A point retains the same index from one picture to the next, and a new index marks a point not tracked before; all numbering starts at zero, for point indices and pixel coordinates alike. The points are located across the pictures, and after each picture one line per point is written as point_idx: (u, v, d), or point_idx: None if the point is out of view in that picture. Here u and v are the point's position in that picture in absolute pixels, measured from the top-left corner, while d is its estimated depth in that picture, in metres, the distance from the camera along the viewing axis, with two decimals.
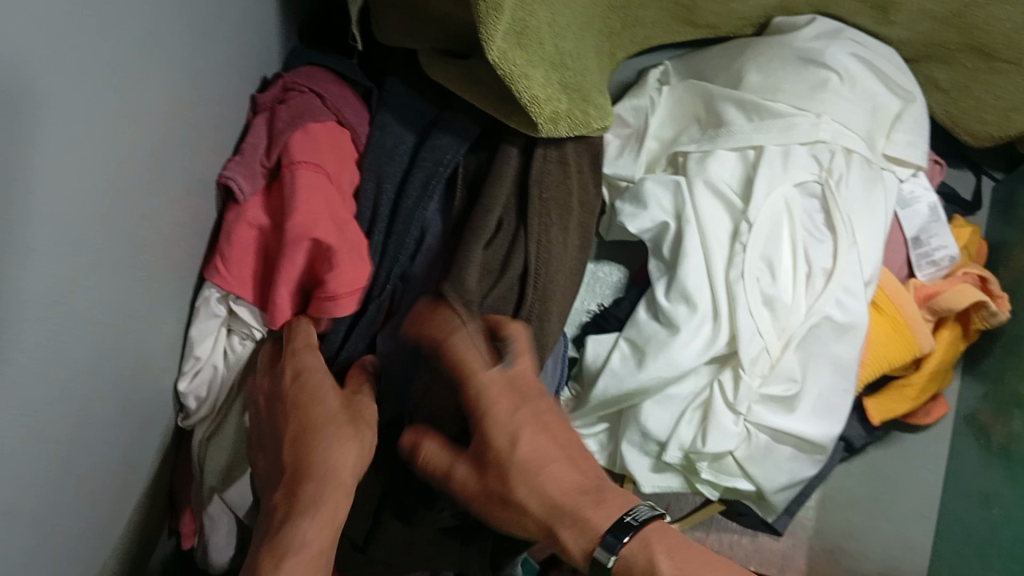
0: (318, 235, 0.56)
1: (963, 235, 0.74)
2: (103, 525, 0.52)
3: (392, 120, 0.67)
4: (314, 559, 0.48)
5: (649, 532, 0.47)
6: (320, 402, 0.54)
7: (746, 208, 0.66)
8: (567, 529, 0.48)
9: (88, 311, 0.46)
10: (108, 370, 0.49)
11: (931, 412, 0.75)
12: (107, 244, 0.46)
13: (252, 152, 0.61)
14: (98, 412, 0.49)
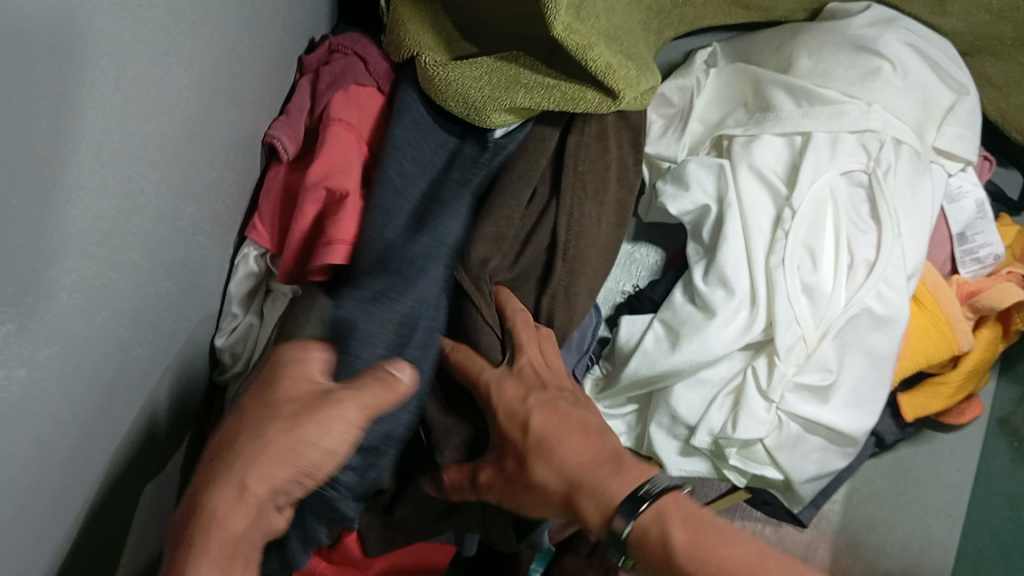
0: (330, 184, 0.59)
1: (1008, 234, 0.73)
2: (137, 474, 0.53)
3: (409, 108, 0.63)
4: None
5: (652, 515, 0.45)
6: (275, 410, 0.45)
7: (790, 194, 0.65)
8: (586, 499, 0.48)
9: (131, 258, 0.46)
10: (149, 318, 0.50)
11: (966, 412, 0.74)
12: (154, 193, 0.47)
13: (297, 114, 0.63)
14: (139, 359, 0.50)
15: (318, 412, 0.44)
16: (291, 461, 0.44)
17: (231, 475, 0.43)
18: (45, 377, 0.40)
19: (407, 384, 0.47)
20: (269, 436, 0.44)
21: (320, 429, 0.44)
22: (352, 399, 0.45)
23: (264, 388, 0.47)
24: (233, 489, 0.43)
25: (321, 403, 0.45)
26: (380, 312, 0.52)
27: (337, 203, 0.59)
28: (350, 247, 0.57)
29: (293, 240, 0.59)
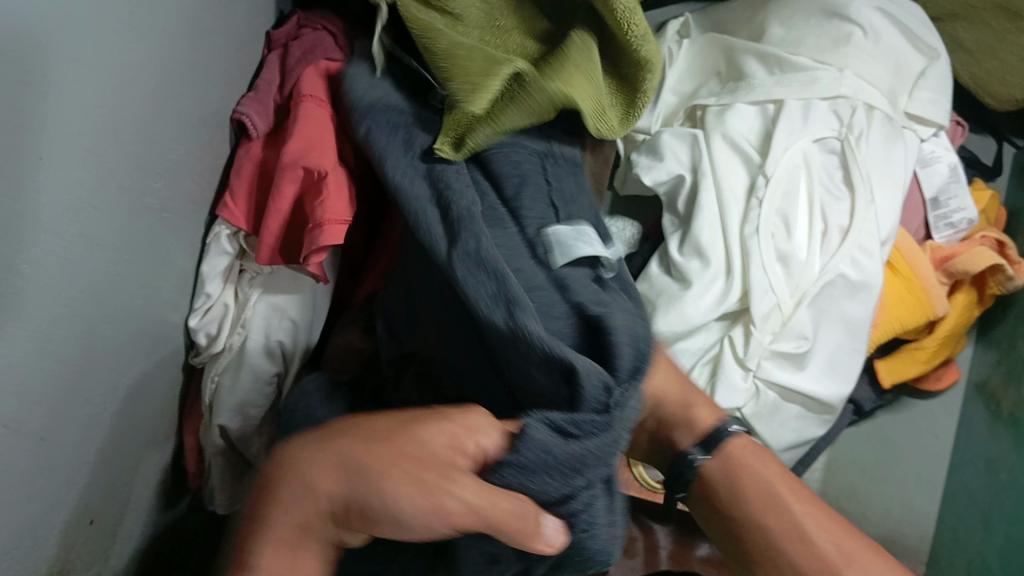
0: (308, 163, 0.58)
1: (981, 198, 0.73)
2: (106, 454, 0.52)
3: (372, 88, 0.54)
4: None
5: (736, 443, 0.51)
6: (416, 442, 0.36)
7: (763, 162, 0.65)
8: (696, 408, 0.52)
9: (97, 233, 0.45)
10: (116, 295, 0.49)
11: (943, 378, 0.74)
12: (121, 166, 0.46)
13: (266, 89, 0.62)
14: (106, 337, 0.49)
15: (430, 471, 0.35)
16: (361, 498, 0.34)
17: (318, 484, 0.34)
18: (7, 351, 0.39)
19: (548, 543, 0.36)
20: (375, 459, 0.35)
21: (412, 474, 0.34)
22: (467, 490, 0.34)
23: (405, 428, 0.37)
24: (305, 490, 0.34)
25: (438, 474, 0.34)
26: (571, 452, 0.38)
27: (315, 182, 0.59)
28: (343, 227, 0.58)
29: (273, 222, 0.59)
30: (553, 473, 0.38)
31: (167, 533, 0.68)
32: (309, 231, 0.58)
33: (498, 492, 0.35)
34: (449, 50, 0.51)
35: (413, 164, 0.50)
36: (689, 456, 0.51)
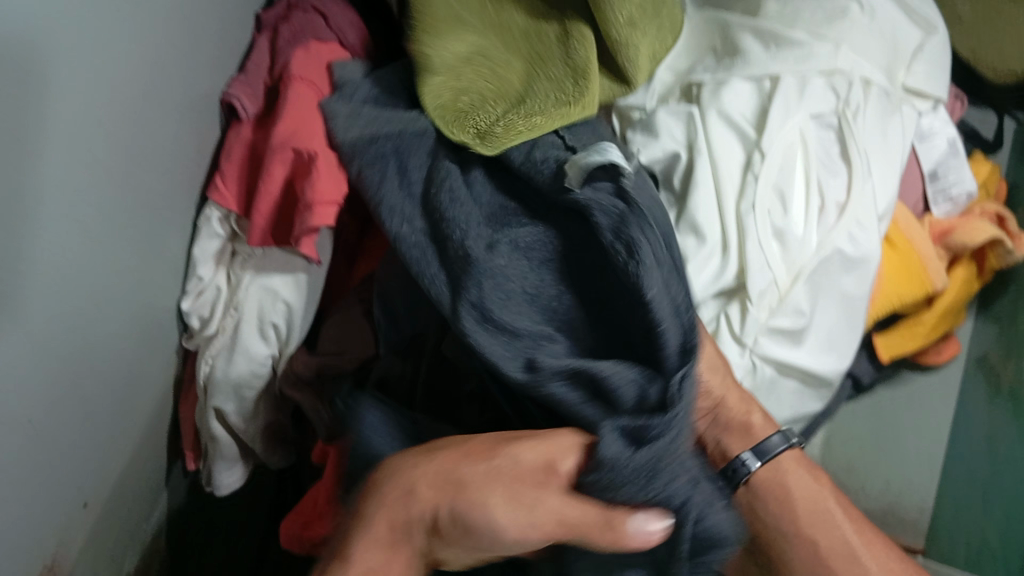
0: (297, 143, 0.59)
1: (981, 172, 0.73)
2: (75, 420, 0.53)
3: (367, 144, 0.59)
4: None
5: (788, 458, 0.55)
6: (516, 456, 0.45)
7: (759, 137, 0.65)
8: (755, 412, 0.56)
9: (49, 195, 0.45)
10: (76, 262, 0.49)
11: (943, 351, 0.75)
12: (78, 131, 0.46)
13: (256, 70, 0.63)
14: (67, 304, 0.49)
15: (519, 487, 0.43)
16: (457, 507, 0.44)
17: (417, 496, 0.45)
18: None
19: (630, 535, 0.41)
20: (465, 475, 0.45)
21: (500, 492, 0.43)
22: (552, 507, 0.42)
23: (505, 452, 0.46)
24: (407, 501, 0.45)
25: (534, 490, 0.43)
26: (641, 470, 0.42)
27: (305, 164, 0.59)
28: (333, 208, 0.58)
29: (265, 203, 0.59)
30: (636, 484, 0.42)
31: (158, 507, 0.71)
32: (299, 213, 0.58)
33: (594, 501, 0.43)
34: (450, 111, 0.60)
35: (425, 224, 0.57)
36: (740, 460, 0.54)
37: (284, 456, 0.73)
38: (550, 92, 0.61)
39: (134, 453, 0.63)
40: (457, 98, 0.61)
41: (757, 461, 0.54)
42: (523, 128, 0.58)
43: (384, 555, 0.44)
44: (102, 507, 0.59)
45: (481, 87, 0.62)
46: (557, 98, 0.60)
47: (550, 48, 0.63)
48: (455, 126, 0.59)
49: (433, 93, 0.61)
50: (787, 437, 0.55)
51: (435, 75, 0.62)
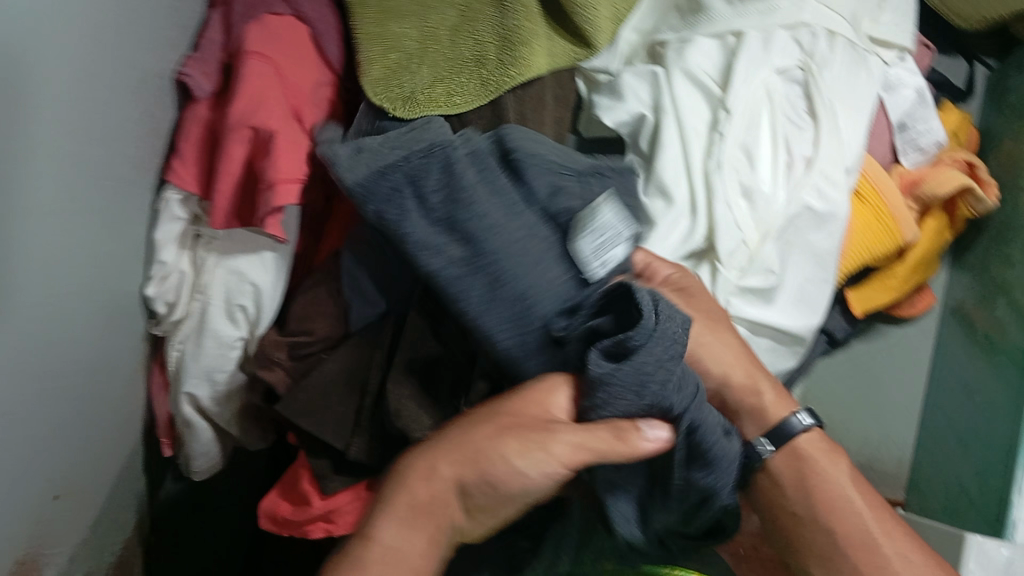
0: (256, 122, 0.57)
1: (950, 121, 0.72)
2: (49, 421, 0.53)
3: (378, 178, 0.53)
4: (382, 560, 0.44)
5: (805, 440, 0.54)
6: (515, 411, 0.46)
7: (724, 95, 0.64)
8: (768, 395, 0.55)
9: (10, 201, 0.45)
10: (41, 263, 0.49)
11: (917, 304, 0.74)
12: (33, 135, 0.46)
13: (209, 46, 0.60)
14: (33, 307, 0.49)
15: (527, 432, 0.45)
16: (481, 471, 0.45)
17: (439, 466, 0.46)
18: None
19: (643, 449, 0.42)
20: (476, 440, 0.46)
21: (515, 448, 0.45)
22: (560, 439, 0.44)
23: (509, 410, 0.47)
24: (428, 476, 0.46)
25: (541, 431, 0.45)
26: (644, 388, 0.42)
27: (264, 142, 0.57)
28: (293, 187, 0.56)
29: (225, 183, 0.58)
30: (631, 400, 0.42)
31: (136, 492, 0.71)
32: (261, 191, 0.56)
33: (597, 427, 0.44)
34: (379, 70, 0.63)
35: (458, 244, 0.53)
36: (754, 446, 0.54)
37: (262, 438, 0.71)
38: (479, 61, 0.63)
39: (110, 443, 0.63)
40: (389, 55, 0.63)
41: (771, 447, 0.53)
42: (440, 103, 0.62)
43: (405, 531, 0.45)
44: (83, 495, 0.60)
45: (413, 46, 0.64)
46: (483, 70, 0.63)
47: (486, 9, 0.64)
48: (380, 86, 0.62)
49: (367, 46, 0.63)
50: (803, 419, 0.54)
51: (372, 23, 0.63)
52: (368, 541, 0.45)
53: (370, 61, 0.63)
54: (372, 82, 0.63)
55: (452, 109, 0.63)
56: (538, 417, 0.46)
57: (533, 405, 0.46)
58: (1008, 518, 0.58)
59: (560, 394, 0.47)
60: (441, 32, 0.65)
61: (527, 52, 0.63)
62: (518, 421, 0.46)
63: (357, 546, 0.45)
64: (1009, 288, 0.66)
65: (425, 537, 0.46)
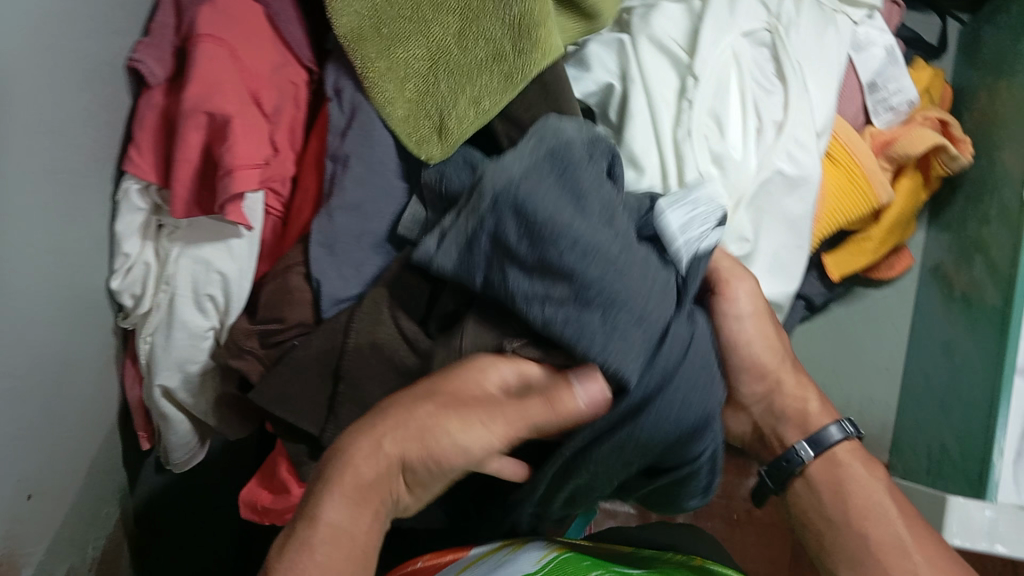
0: (210, 107, 0.55)
1: (922, 78, 0.71)
2: (20, 418, 0.52)
3: (469, 253, 0.47)
4: (327, 543, 0.41)
5: (843, 449, 0.55)
6: (458, 385, 0.44)
7: (691, 61, 0.63)
8: (811, 402, 0.57)
9: None
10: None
11: (895, 266, 0.74)
12: None
13: (161, 33, 0.59)
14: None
15: (469, 407, 0.43)
16: (427, 446, 0.43)
17: (382, 444, 0.43)
18: None
19: (577, 409, 0.43)
20: (420, 416, 0.43)
21: (458, 425, 0.43)
22: (499, 413, 0.43)
23: (447, 383, 0.44)
24: (375, 455, 0.43)
25: (482, 406, 0.43)
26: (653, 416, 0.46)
27: (220, 128, 0.56)
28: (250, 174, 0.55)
29: (183, 171, 0.57)
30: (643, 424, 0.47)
31: (116, 486, 0.70)
32: (219, 178, 0.55)
33: (530, 397, 0.44)
34: (401, 106, 0.58)
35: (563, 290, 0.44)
36: (794, 450, 0.56)
37: (240, 428, 0.70)
38: (492, 59, 0.57)
39: (85, 438, 0.63)
40: (406, 86, 0.59)
41: (811, 452, 0.55)
42: (472, 117, 0.57)
43: (350, 512, 0.42)
44: (61, 494, 0.60)
45: (426, 66, 0.58)
46: (500, 67, 0.57)
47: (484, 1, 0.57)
48: (409, 125, 0.58)
49: (378, 83, 0.58)
50: (844, 429, 0.55)
51: (374, 56, 0.58)
52: (314, 525, 0.41)
53: (390, 99, 0.58)
54: (399, 123, 0.58)
55: (485, 118, 0.57)
56: (480, 389, 0.44)
57: (473, 379, 0.44)
58: (990, 478, 0.57)
59: (499, 368, 0.45)
60: (450, 41, 0.58)
61: (536, 31, 0.56)
62: (460, 393, 0.44)
63: (303, 528, 0.41)
64: (986, 247, 0.66)
65: (369, 517, 0.43)
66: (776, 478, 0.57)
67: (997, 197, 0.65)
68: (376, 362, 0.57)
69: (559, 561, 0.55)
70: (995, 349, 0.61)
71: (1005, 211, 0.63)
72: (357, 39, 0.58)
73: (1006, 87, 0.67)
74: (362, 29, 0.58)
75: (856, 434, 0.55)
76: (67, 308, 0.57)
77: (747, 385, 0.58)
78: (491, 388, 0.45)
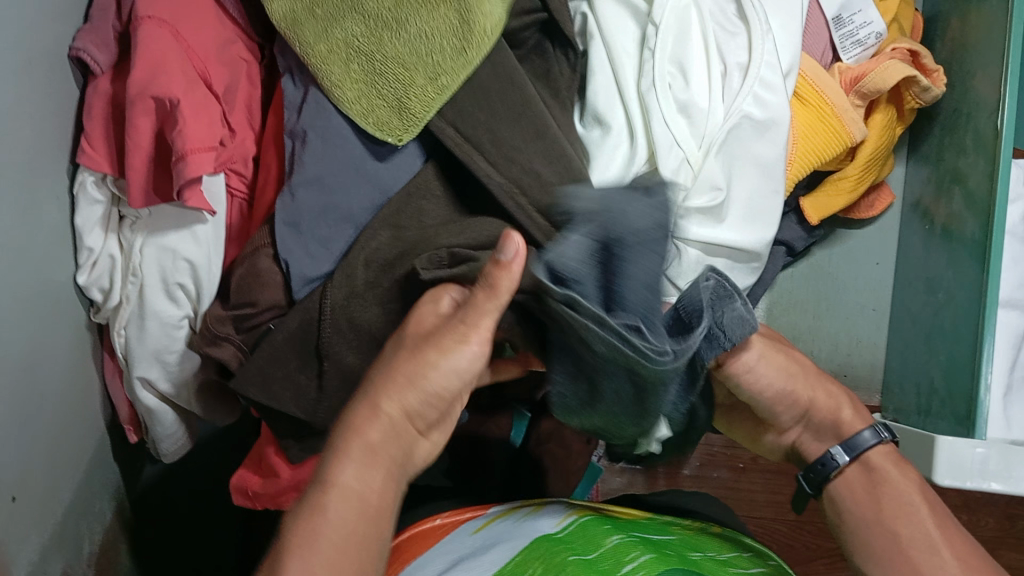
0: (156, 90, 0.54)
1: (889, 8, 0.69)
2: (5, 423, 0.52)
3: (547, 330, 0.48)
4: (348, 503, 0.42)
5: (877, 454, 0.53)
6: (414, 327, 0.48)
7: (651, 10, 0.61)
8: (849, 411, 0.54)
9: None
10: None
11: (875, 205, 0.73)
12: None
13: (104, 18, 0.58)
14: None
15: (427, 337, 0.46)
16: (412, 383, 0.45)
17: (381, 397, 0.45)
18: None
19: (513, 274, 0.43)
20: (402, 367, 0.45)
21: (434, 353, 0.45)
22: (460, 328, 0.45)
23: (400, 332, 0.48)
24: (375, 413, 0.44)
25: (439, 333, 0.46)
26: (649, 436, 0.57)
27: (169, 112, 0.55)
28: (203, 158, 0.54)
29: (137, 159, 0.56)
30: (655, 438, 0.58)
31: (109, 480, 0.71)
32: (174, 164, 0.54)
33: (474, 294, 0.45)
34: (352, 88, 0.56)
35: (574, 373, 0.46)
36: (829, 454, 0.53)
37: (228, 413, 0.71)
38: (441, 33, 0.56)
39: (72, 436, 0.63)
40: (351, 66, 0.56)
41: (846, 457, 0.53)
42: (433, 94, 0.56)
43: (361, 472, 0.43)
44: (52, 495, 0.60)
45: (371, 44, 0.56)
46: (452, 39, 0.56)
47: None
48: (366, 107, 0.56)
49: (325, 66, 0.56)
50: (878, 434, 0.53)
51: (314, 39, 0.56)
52: (327, 487, 0.42)
53: (339, 81, 0.56)
54: (352, 106, 0.56)
55: (446, 93, 0.56)
56: (426, 322, 0.48)
57: (423, 315, 0.48)
58: (978, 416, 0.57)
59: (448, 291, 0.50)
60: (388, 16, 0.56)
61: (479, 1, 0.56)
62: (417, 329, 0.48)
63: (315, 492, 0.42)
64: (963, 178, 0.64)
65: (385, 473, 0.44)
66: (813, 482, 0.54)
67: (972, 126, 0.64)
68: (353, 339, 0.57)
69: (581, 524, 0.56)
70: (976, 283, 0.60)
71: (980, 139, 0.62)
72: (294, 24, 0.56)
73: (976, 12, 0.65)
74: (296, 14, 0.56)
75: (889, 438, 0.53)
76: (39, 309, 0.56)
77: (781, 414, 0.55)
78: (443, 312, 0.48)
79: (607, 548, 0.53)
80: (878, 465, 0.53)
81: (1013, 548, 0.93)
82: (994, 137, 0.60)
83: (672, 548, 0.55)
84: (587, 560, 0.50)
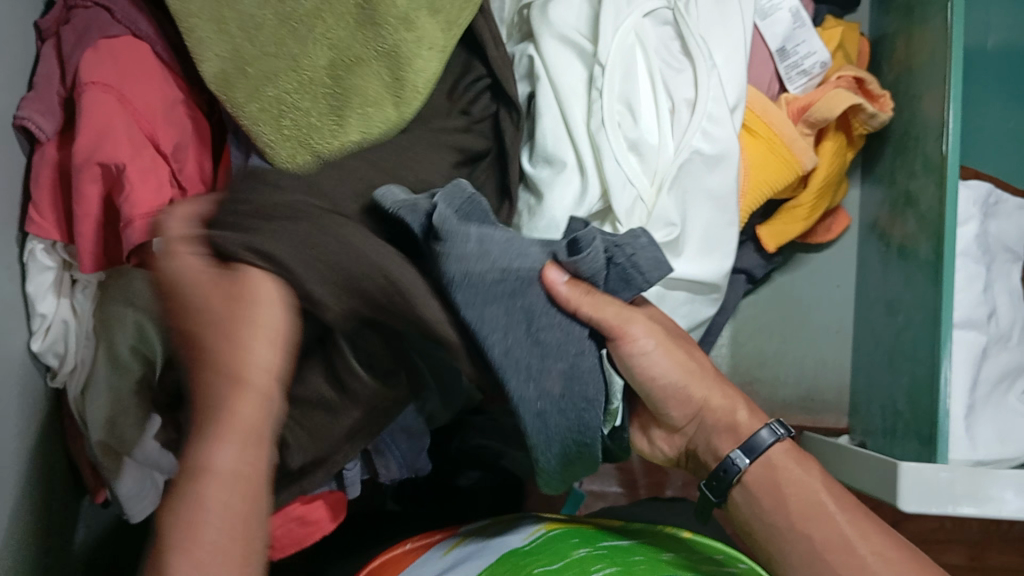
0: (101, 157, 0.54)
1: (833, 36, 0.71)
2: None
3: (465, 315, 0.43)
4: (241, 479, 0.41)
5: None
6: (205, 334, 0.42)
7: (597, 49, 0.61)
8: None
9: None
10: None
11: (832, 228, 0.75)
12: None
13: (46, 84, 0.57)
14: None
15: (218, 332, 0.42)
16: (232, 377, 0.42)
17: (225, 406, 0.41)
18: None
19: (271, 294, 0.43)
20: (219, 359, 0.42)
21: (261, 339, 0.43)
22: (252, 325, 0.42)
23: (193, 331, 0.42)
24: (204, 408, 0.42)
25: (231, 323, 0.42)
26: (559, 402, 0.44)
27: (114, 177, 0.54)
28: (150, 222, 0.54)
29: (86, 225, 0.55)
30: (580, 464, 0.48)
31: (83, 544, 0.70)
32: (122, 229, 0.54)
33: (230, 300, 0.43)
34: (285, 146, 0.55)
35: (506, 315, 0.43)
36: (729, 459, 0.50)
37: None
38: (375, 89, 0.56)
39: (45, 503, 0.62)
40: (283, 123, 0.55)
41: (746, 460, 0.50)
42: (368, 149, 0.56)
43: (237, 451, 0.41)
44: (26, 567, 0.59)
45: (304, 102, 0.55)
46: (386, 92, 0.56)
47: (350, 36, 0.56)
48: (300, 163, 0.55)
49: (257, 127, 0.55)
50: (775, 431, 0.50)
51: (245, 99, 0.55)
52: (201, 472, 0.40)
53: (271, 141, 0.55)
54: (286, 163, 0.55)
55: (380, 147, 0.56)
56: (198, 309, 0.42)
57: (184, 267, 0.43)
58: (940, 440, 0.57)
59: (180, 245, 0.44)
60: (324, 74, 0.55)
61: (412, 57, 0.56)
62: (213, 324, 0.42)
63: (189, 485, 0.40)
64: (915, 201, 0.65)
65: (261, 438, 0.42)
66: (716, 490, 0.51)
67: (920, 150, 0.64)
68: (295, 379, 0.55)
69: (549, 538, 0.54)
70: (932, 302, 0.60)
71: (929, 161, 0.63)
72: (225, 84, 0.55)
73: (919, 35, 0.65)
74: (228, 75, 0.55)
75: (786, 432, 0.51)
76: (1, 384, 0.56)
77: None
78: (204, 275, 0.43)
79: (574, 558, 0.50)
80: (802, 476, 0.50)
81: (998, 550, 0.93)
82: (941, 160, 0.61)
83: (640, 553, 0.52)
84: (552, 570, 0.49)
